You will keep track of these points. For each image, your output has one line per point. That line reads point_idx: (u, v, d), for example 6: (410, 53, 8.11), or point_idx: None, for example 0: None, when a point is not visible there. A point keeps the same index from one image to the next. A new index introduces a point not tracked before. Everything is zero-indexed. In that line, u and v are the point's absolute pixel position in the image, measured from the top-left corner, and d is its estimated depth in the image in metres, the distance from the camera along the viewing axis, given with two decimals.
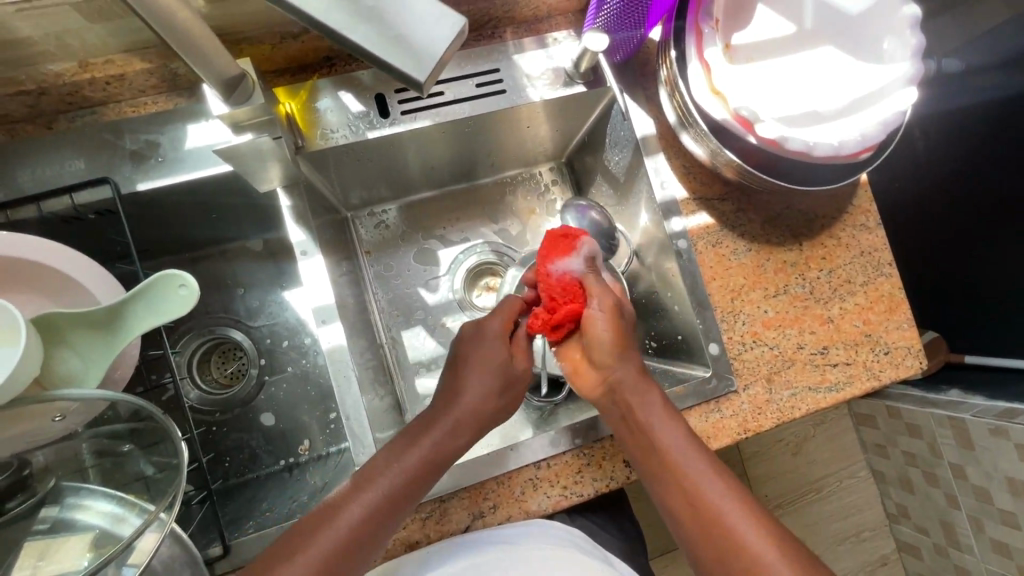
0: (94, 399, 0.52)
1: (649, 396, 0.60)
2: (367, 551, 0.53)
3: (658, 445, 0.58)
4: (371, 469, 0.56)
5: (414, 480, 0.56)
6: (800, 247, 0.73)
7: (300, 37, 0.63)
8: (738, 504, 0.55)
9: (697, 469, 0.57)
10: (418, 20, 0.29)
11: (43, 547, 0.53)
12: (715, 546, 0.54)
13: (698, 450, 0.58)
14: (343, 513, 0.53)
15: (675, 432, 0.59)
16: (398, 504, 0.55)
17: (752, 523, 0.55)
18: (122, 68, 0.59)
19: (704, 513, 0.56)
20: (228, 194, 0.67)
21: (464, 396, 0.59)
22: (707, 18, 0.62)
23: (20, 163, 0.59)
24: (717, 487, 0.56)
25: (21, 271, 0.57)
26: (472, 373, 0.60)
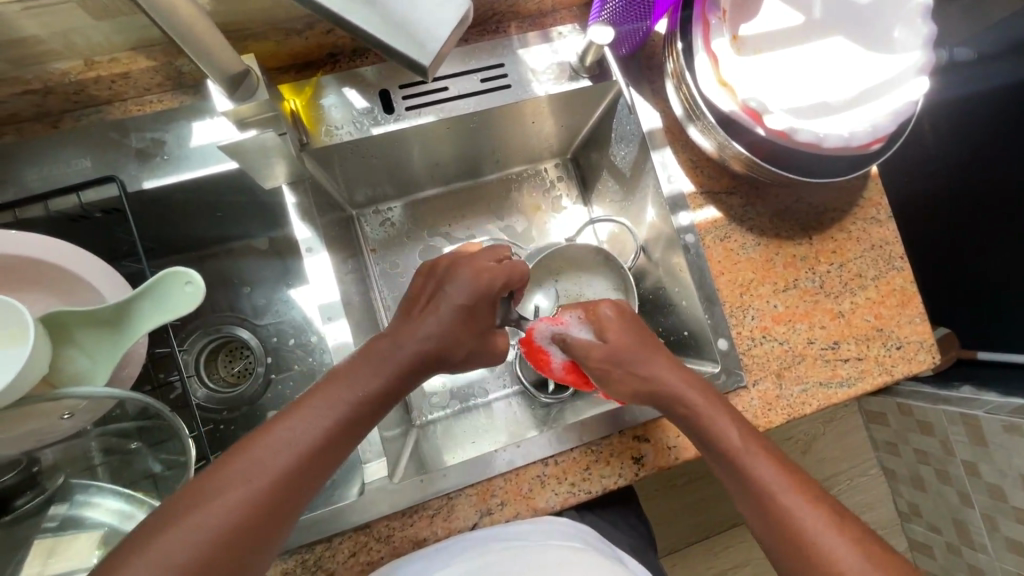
0: (102, 397, 0.52)
1: (689, 387, 0.58)
2: (298, 502, 0.45)
3: (718, 443, 0.56)
4: (305, 408, 0.47)
5: (356, 422, 0.49)
6: (810, 240, 0.72)
7: (304, 33, 0.63)
8: (809, 503, 0.52)
9: (762, 467, 0.54)
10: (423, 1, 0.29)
11: (52, 545, 0.54)
12: (792, 550, 0.51)
13: (759, 446, 0.56)
14: (274, 451, 0.44)
15: (731, 429, 0.56)
16: (349, 435, 0.49)
17: (825, 521, 0.51)
18: (127, 66, 0.59)
19: (775, 514, 0.53)
20: (234, 192, 0.67)
21: (438, 337, 0.54)
22: (715, 8, 0.61)
23: (26, 162, 0.59)
24: (784, 486, 0.53)
25: (28, 271, 0.57)
26: (453, 321, 0.56)
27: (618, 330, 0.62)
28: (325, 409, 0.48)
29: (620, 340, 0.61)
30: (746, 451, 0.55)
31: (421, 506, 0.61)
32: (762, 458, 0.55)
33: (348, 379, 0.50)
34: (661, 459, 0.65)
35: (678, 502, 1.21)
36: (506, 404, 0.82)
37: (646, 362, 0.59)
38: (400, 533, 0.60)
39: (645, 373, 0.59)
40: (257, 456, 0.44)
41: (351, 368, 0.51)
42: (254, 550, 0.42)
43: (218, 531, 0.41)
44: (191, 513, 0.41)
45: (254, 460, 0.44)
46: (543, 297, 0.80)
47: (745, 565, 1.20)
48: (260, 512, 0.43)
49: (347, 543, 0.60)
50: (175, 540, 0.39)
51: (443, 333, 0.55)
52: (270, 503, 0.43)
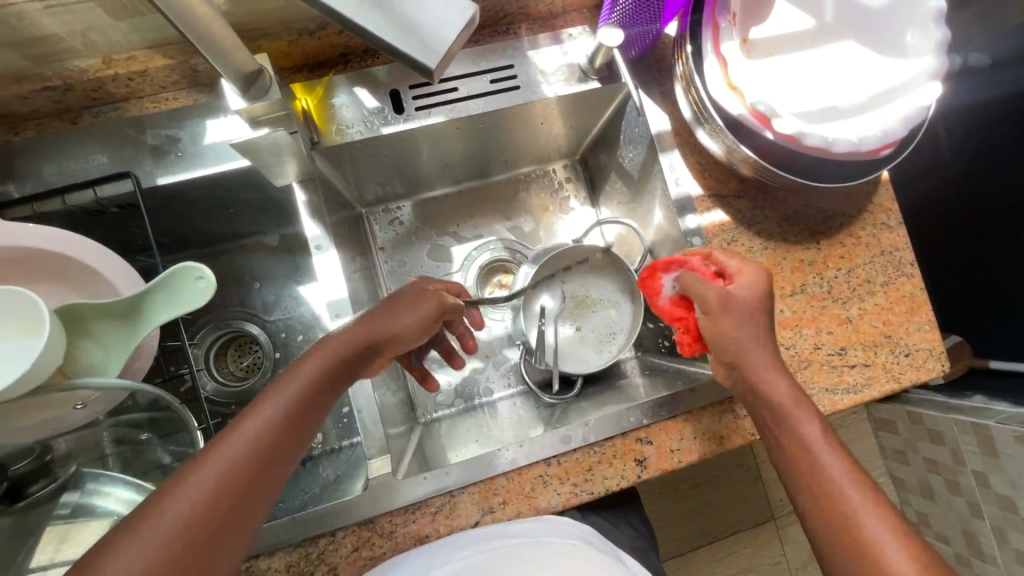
0: (114, 388, 0.54)
1: (770, 362, 0.59)
2: (273, 484, 0.45)
3: (788, 422, 0.56)
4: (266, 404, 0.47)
5: (322, 402, 0.50)
6: (818, 245, 0.72)
7: (317, 34, 0.64)
8: (869, 499, 0.51)
9: (826, 454, 0.54)
10: (431, 7, 0.29)
11: (63, 532, 0.55)
12: (840, 542, 0.50)
13: (830, 436, 0.55)
14: (252, 437, 0.44)
15: (802, 413, 0.56)
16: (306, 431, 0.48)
17: (881, 520, 0.49)
18: (144, 64, 0.60)
19: (828, 504, 0.51)
20: (245, 189, 0.68)
21: (394, 323, 0.58)
22: (724, 11, 0.61)
23: (47, 157, 0.61)
24: (846, 478, 0.52)
25: (47, 264, 0.58)
26: (402, 312, 0.59)
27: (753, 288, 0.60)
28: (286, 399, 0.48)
29: (750, 299, 0.60)
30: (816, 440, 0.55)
31: (425, 503, 0.62)
32: (828, 449, 0.54)
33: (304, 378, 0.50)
34: (664, 461, 0.65)
35: (682, 505, 1.20)
36: (511, 404, 0.82)
37: (751, 328, 0.59)
38: (403, 529, 0.61)
39: (749, 331, 0.59)
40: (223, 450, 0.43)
41: (317, 353, 0.52)
42: (233, 532, 0.42)
43: (196, 516, 0.40)
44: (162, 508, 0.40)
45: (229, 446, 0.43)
46: (546, 296, 0.80)
47: (749, 571, 1.19)
48: (238, 493, 0.42)
49: (350, 538, 0.60)
50: (155, 526, 0.39)
51: (397, 324, 0.58)
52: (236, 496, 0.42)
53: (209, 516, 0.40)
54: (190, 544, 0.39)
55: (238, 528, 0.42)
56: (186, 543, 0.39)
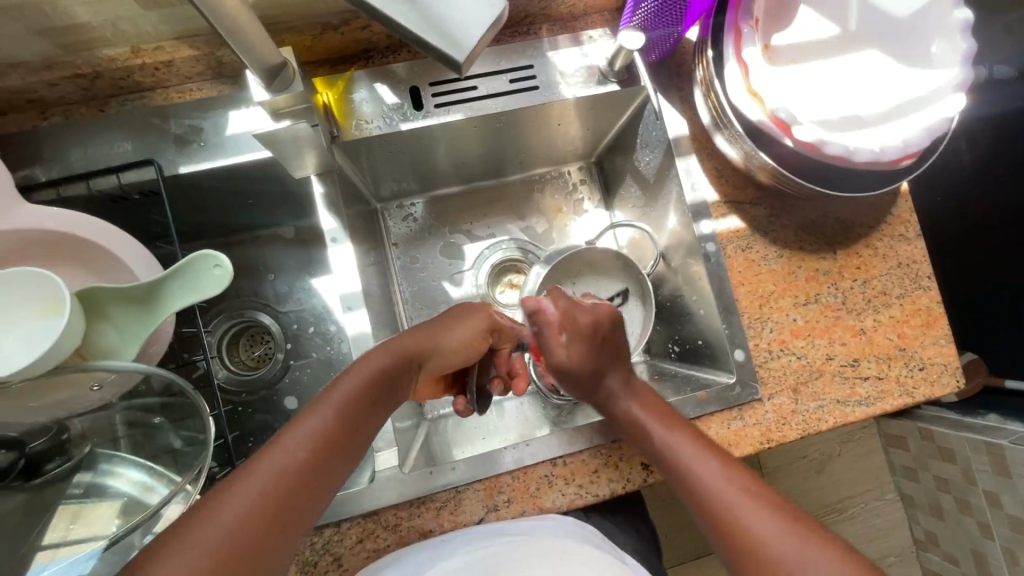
0: (129, 371, 0.55)
1: (617, 384, 0.62)
2: (314, 497, 0.47)
3: (646, 436, 0.59)
4: (305, 421, 0.49)
5: (374, 413, 0.53)
6: (834, 255, 0.71)
7: (340, 29, 0.64)
8: (745, 493, 0.54)
9: (688, 458, 0.56)
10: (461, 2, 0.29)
11: (75, 511, 0.56)
12: (722, 536, 0.53)
13: (684, 436, 0.57)
14: (292, 450, 0.46)
15: (656, 421, 0.58)
16: (345, 446, 0.50)
17: (759, 509, 0.53)
18: (171, 54, 0.60)
19: (712, 507, 0.54)
20: (265, 180, 0.68)
21: (436, 342, 0.60)
22: (747, 17, 0.61)
23: (73, 143, 0.62)
24: (717, 475, 0.55)
25: (73, 248, 0.60)
26: (449, 334, 0.62)
27: (583, 328, 0.62)
28: (326, 414, 0.50)
29: (566, 363, 0.62)
30: (674, 444, 0.57)
31: (429, 498, 0.62)
32: (690, 450, 0.56)
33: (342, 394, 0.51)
34: None
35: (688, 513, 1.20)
36: (518, 404, 0.82)
37: (587, 379, 0.63)
38: (407, 522, 0.61)
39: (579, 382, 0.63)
40: (265, 465, 0.45)
41: (360, 365, 0.54)
42: (275, 544, 0.44)
43: (239, 528, 0.42)
44: (207, 520, 0.42)
45: (281, 453, 0.46)
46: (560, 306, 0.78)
47: None
48: (279, 505, 0.44)
49: (355, 528, 0.60)
50: (202, 535, 0.41)
51: (447, 341, 0.61)
52: (278, 510, 0.44)
53: (250, 528, 0.42)
54: (234, 551, 0.41)
55: (280, 539, 0.44)
56: (232, 553, 0.41)
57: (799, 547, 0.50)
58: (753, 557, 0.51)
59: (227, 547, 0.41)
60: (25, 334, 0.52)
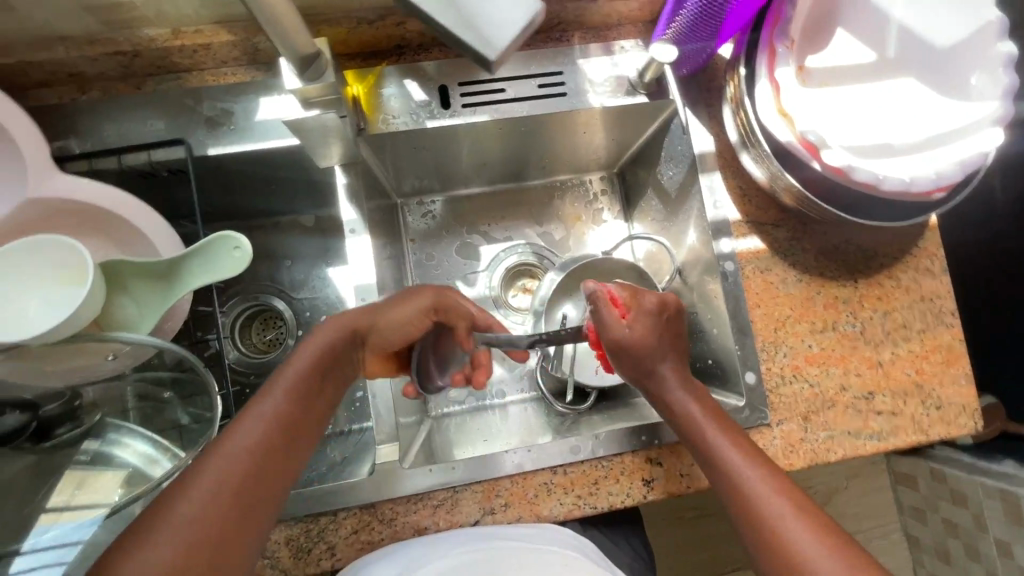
0: (144, 344, 0.56)
1: (670, 376, 0.61)
2: (274, 484, 0.47)
3: (697, 432, 0.58)
4: (250, 412, 0.48)
5: (320, 397, 0.53)
6: (855, 284, 0.70)
7: (375, 23, 0.65)
8: (790, 504, 0.52)
9: (735, 458, 0.56)
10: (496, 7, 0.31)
11: (81, 477, 0.58)
12: (760, 543, 0.52)
13: (731, 438, 0.57)
14: (241, 443, 0.46)
15: (707, 420, 0.58)
16: (298, 430, 0.50)
17: (803, 522, 0.51)
18: (209, 38, 0.61)
19: (756, 514, 0.53)
20: (290, 168, 0.69)
21: (378, 319, 0.59)
22: (783, 36, 0.60)
23: (106, 118, 0.63)
24: (765, 483, 0.54)
25: (102, 221, 0.61)
26: (387, 312, 0.60)
27: (638, 317, 0.60)
28: (272, 402, 0.49)
29: (634, 339, 0.58)
30: (718, 442, 0.57)
31: (427, 495, 0.62)
32: (738, 451, 0.56)
33: (287, 382, 0.51)
34: (670, 485, 0.64)
35: (686, 534, 1.18)
36: (522, 409, 0.82)
37: (654, 359, 0.60)
38: (403, 518, 0.61)
39: (645, 362, 0.60)
40: (217, 461, 0.44)
41: (301, 350, 0.54)
42: (240, 535, 0.44)
43: (200, 525, 0.42)
44: (163, 522, 0.41)
45: (231, 446, 0.46)
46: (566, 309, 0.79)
47: None
48: (238, 498, 0.44)
49: (351, 519, 0.61)
50: (162, 537, 0.40)
51: (385, 324, 0.59)
52: (238, 501, 0.44)
53: (209, 524, 0.42)
54: (198, 546, 0.41)
55: (242, 530, 0.44)
56: (194, 550, 0.41)
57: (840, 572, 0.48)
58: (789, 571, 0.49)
59: (188, 545, 0.41)
60: (43, 307, 0.54)
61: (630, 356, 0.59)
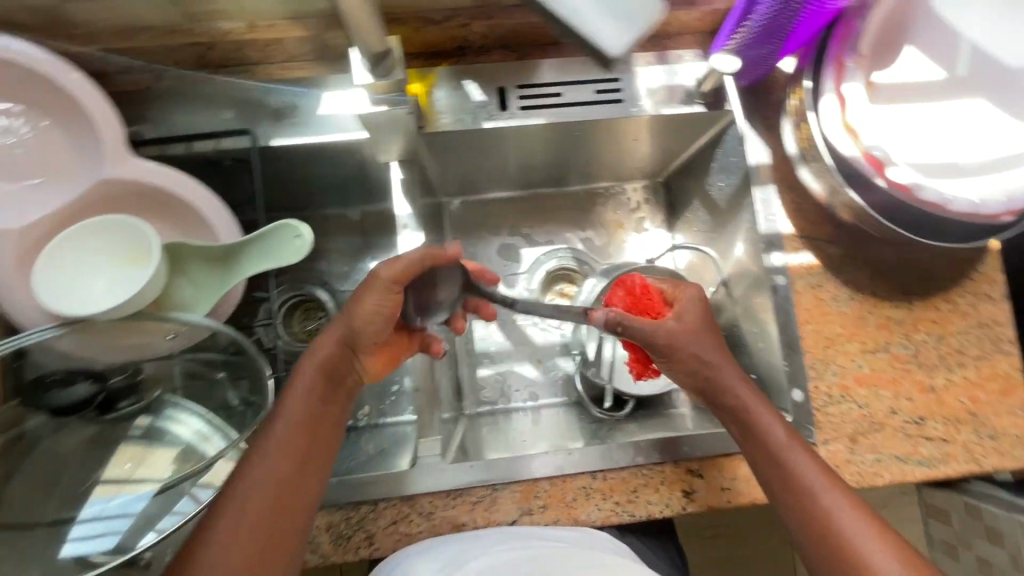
0: (200, 325, 0.60)
1: (730, 374, 0.59)
2: (300, 498, 0.51)
3: (759, 435, 0.57)
4: (267, 437, 0.52)
5: (329, 408, 0.55)
6: (910, 305, 0.68)
7: (440, 24, 0.66)
8: (855, 512, 0.53)
9: (800, 463, 0.55)
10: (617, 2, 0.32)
11: (137, 451, 0.59)
12: (824, 550, 0.52)
13: (797, 442, 0.56)
14: (262, 468, 0.50)
15: (774, 422, 0.57)
16: (315, 445, 0.53)
17: (868, 530, 0.52)
18: (281, 33, 0.63)
19: (820, 523, 0.53)
20: (347, 162, 0.71)
21: (357, 316, 0.57)
22: (851, 52, 0.60)
23: (180, 107, 0.66)
24: (831, 492, 0.54)
25: (165, 204, 0.63)
26: (362, 306, 0.57)
27: (688, 314, 0.61)
28: (283, 426, 0.52)
29: (682, 328, 0.60)
30: (784, 448, 0.56)
31: (465, 492, 0.62)
32: (801, 456, 0.55)
33: (295, 402, 0.53)
34: (711, 497, 0.63)
35: (708, 555, 1.15)
36: (555, 412, 0.82)
37: (707, 348, 0.59)
38: (442, 512, 0.61)
39: (704, 353, 0.59)
40: (241, 489, 0.49)
41: (305, 364, 0.55)
42: (279, 545, 0.49)
43: (238, 547, 0.47)
44: (205, 548, 0.47)
45: (252, 473, 0.50)
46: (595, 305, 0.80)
47: None
48: (265, 519, 0.49)
49: (390, 510, 0.61)
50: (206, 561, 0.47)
51: (358, 325, 0.57)
52: (266, 521, 0.49)
53: (246, 543, 0.48)
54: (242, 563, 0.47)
55: (278, 543, 0.49)
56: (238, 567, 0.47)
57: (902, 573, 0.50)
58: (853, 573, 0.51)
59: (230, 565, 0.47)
60: (112, 294, 0.58)
61: (690, 345, 0.59)
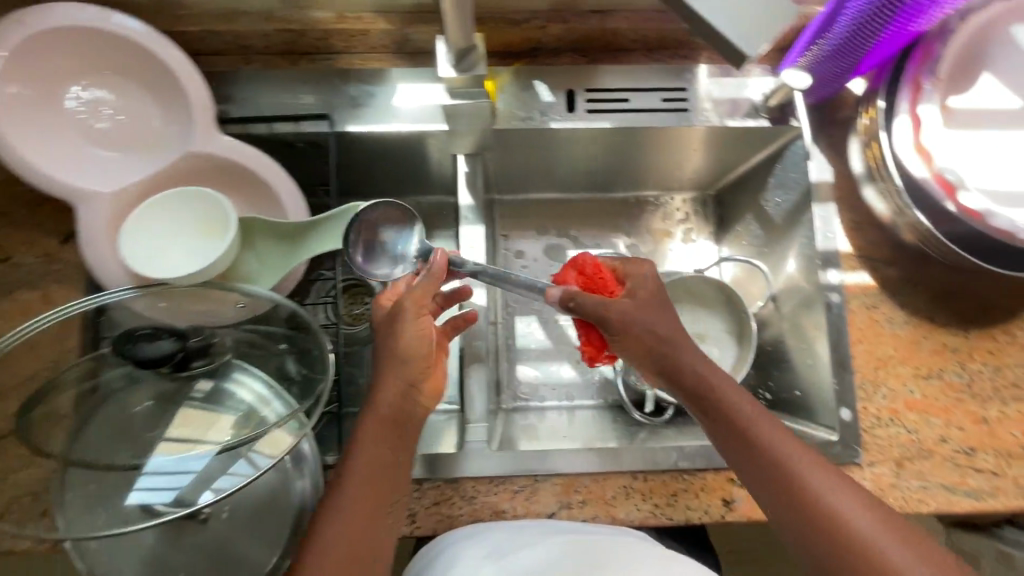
0: (262, 298, 0.63)
1: (690, 353, 0.58)
2: (385, 526, 0.53)
3: (731, 415, 0.55)
4: (348, 474, 0.53)
5: (403, 441, 0.56)
6: (966, 334, 0.68)
7: (519, 24, 0.70)
8: (841, 491, 0.52)
9: (777, 441, 0.54)
10: (749, 21, 0.37)
11: (199, 413, 0.59)
12: (822, 541, 0.50)
13: (766, 420, 0.55)
14: (347, 504, 0.52)
15: (741, 400, 0.56)
16: (393, 477, 0.54)
17: (862, 509, 0.51)
18: (367, 25, 0.69)
19: (813, 508, 0.51)
20: (415, 153, 0.74)
21: (404, 344, 0.58)
22: (930, 75, 0.61)
23: (264, 88, 0.69)
24: (816, 471, 0.52)
25: (242, 180, 0.66)
26: (400, 333, 0.58)
27: (641, 291, 0.61)
28: (362, 463, 0.54)
29: (638, 305, 0.59)
30: (757, 427, 0.54)
31: (507, 480, 0.64)
32: (775, 433, 0.54)
33: (369, 439, 0.55)
34: (751, 508, 0.63)
35: None
36: (592, 414, 0.83)
37: (662, 323, 0.59)
38: (483, 497, 0.63)
39: (657, 329, 0.59)
40: (330, 524, 0.52)
41: (377, 399, 0.56)
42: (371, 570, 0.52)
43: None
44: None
45: (338, 507, 0.52)
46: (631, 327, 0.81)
47: None
48: (356, 550, 0.51)
49: (433, 491, 0.63)
50: None
51: (402, 355, 0.57)
52: (359, 550, 0.51)
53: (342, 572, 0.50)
54: None
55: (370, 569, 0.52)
56: None
57: (902, 552, 0.48)
58: (858, 559, 0.49)
59: None
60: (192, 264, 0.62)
61: (640, 321, 0.59)
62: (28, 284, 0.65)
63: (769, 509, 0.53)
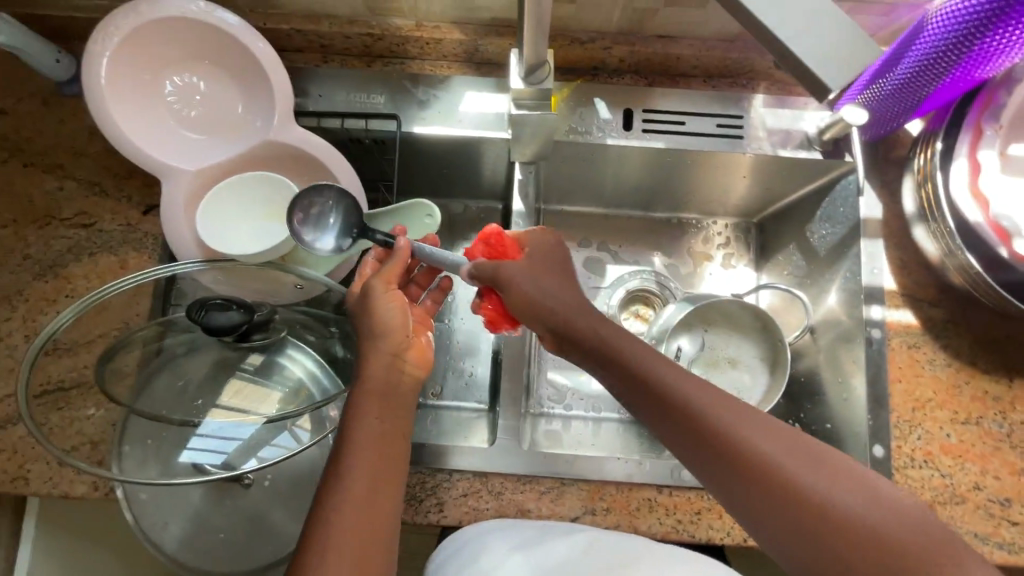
0: (315, 282, 0.65)
1: (587, 315, 0.56)
2: (391, 493, 0.52)
3: (654, 381, 0.52)
4: (348, 449, 0.52)
5: (395, 416, 0.55)
6: (1009, 383, 0.67)
7: (586, 44, 0.74)
8: (788, 452, 0.48)
9: (707, 405, 0.50)
10: (838, 52, 0.39)
11: (248, 385, 0.60)
12: (784, 513, 0.46)
13: (691, 383, 0.52)
14: (350, 478, 0.51)
15: (660, 363, 0.53)
16: (392, 449, 0.54)
17: (818, 472, 0.47)
18: (443, 34, 0.72)
19: (765, 479, 0.47)
20: (472, 157, 0.77)
21: (385, 317, 0.57)
22: (993, 119, 0.61)
23: (340, 85, 0.73)
24: (759, 434, 0.49)
25: (313, 170, 0.70)
26: (378, 312, 0.57)
27: (534, 253, 0.60)
28: (359, 440, 0.52)
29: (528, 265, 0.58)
30: (685, 394, 0.51)
31: (534, 480, 0.65)
32: (699, 394, 0.51)
33: (361, 415, 0.54)
34: None
35: None
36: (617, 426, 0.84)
37: (558, 285, 0.58)
38: (510, 494, 0.65)
39: (552, 290, 0.57)
40: (335, 501, 0.50)
41: (366, 376, 0.55)
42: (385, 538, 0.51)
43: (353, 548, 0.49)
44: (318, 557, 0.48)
45: (342, 483, 0.51)
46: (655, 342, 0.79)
47: None
48: (367, 522, 0.50)
49: (463, 483, 0.65)
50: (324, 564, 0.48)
51: (384, 325, 0.56)
52: (370, 519, 0.50)
53: (356, 540, 0.49)
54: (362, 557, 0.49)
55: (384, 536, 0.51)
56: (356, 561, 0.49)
57: (869, 511, 0.45)
58: (829, 528, 0.45)
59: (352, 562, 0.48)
60: (256, 244, 0.65)
61: (529, 280, 0.57)
62: (110, 248, 0.70)
63: (719, 485, 0.50)
